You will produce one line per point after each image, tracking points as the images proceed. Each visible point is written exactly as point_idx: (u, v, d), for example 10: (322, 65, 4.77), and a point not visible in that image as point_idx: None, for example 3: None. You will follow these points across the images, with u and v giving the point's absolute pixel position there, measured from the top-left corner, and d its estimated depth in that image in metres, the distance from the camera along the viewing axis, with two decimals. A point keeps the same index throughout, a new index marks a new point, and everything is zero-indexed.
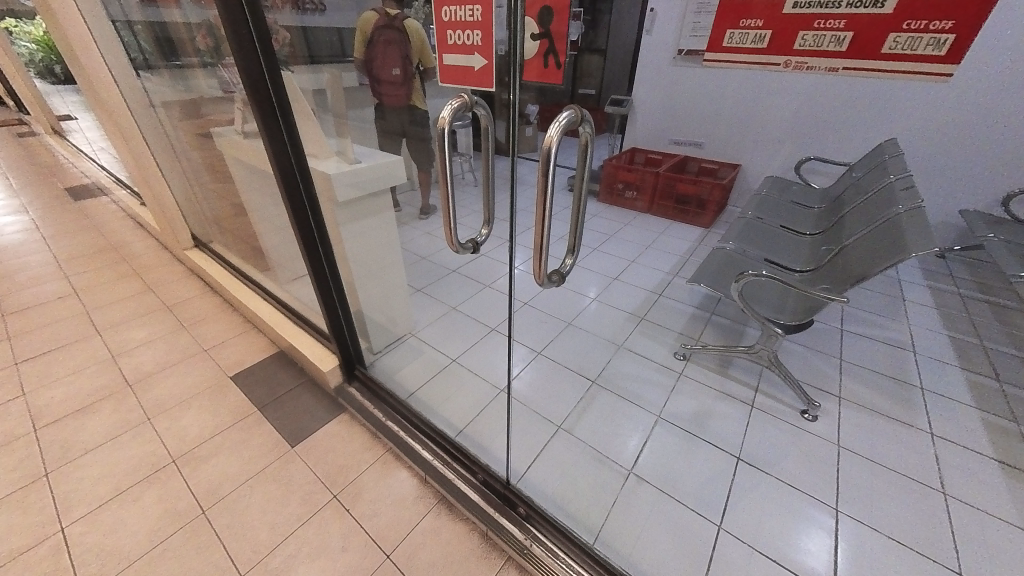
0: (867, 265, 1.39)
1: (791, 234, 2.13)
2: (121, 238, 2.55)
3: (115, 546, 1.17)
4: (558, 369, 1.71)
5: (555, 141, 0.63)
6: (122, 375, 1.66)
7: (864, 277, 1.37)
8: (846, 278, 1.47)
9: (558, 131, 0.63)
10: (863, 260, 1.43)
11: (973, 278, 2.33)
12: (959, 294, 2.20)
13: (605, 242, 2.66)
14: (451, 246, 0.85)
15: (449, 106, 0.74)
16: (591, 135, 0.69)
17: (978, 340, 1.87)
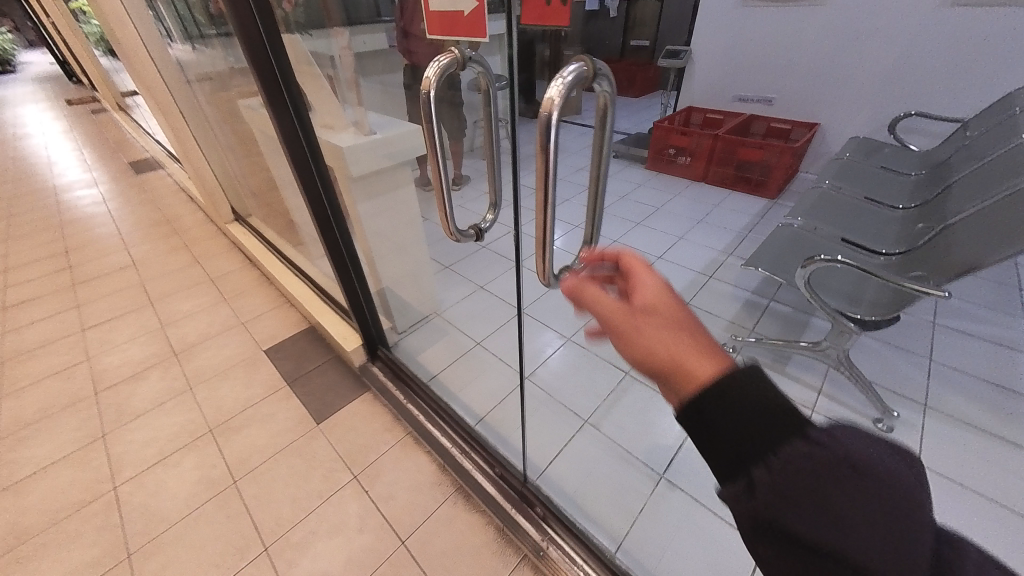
0: (978, 251, 1.12)
1: (876, 209, 1.81)
2: (175, 211, 2.69)
3: (157, 507, 1.24)
4: (588, 357, 1.59)
5: (556, 106, 0.49)
6: (170, 344, 1.76)
7: (978, 266, 1.10)
8: (948, 267, 1.21)
9: (559, 92, 0.48)
10: (971, 245, 1.16)
11: None
12: None
13: (650, 216, 2.43)
14: (450, 234, 0.70)
15: (433, 65, 0.61)
16: (611, 95, 0.53)
17: None
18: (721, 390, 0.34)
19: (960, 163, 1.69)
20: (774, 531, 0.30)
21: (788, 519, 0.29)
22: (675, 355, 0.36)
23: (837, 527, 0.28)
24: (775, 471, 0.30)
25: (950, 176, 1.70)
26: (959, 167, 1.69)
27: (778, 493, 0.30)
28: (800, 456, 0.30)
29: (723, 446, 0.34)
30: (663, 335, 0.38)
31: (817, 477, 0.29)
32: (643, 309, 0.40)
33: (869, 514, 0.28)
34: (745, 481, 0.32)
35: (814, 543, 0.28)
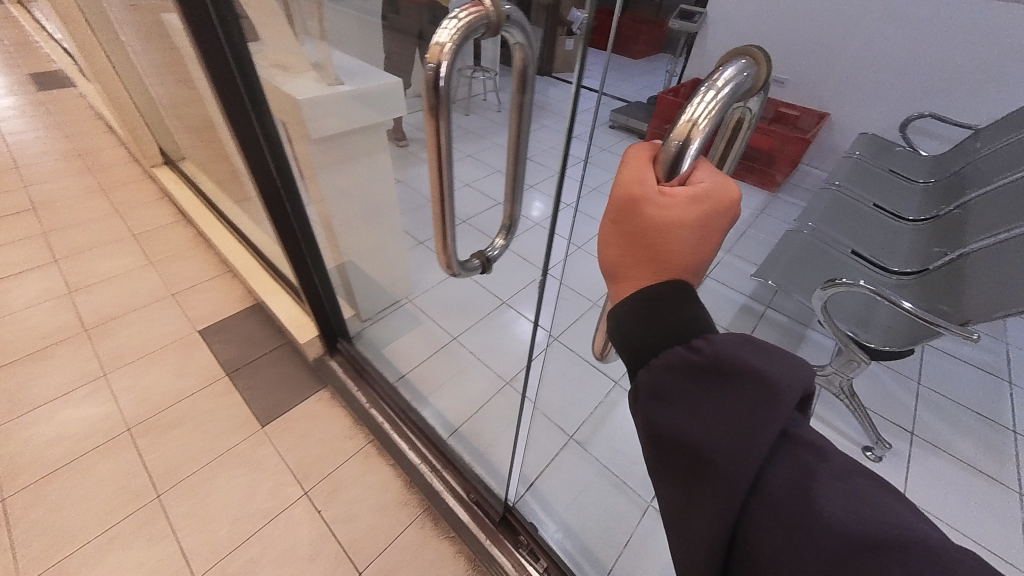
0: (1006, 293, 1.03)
1: (885, 219, 1.72)
2: (92, 144, 2.25)
3: (56, 525, 1.01)
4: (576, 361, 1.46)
5: (702, 135, 0.37)
6: (81, 316, 1.46)
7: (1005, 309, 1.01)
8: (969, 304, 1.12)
9: (717, 107, 0.37)
10: (994, 282, 1.07)
11: None
12: None
13: None
14: (447, 265, 0.54)
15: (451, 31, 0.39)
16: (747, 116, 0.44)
17: None
18: (651, 315, 0.41)
19: (972, 176, 1.60)
20: (650, 428, 0.37)
21: (654, 411, 0.36)
22: (631, 268, 0.44)
23: (686, 417, 0.34)
24: (656, 376, 0.37)
25: (965, 190, 1.58)
26: (974, 181, 1.56)
27: (653, 393, 0.37)
28: (675, 367, 0.36)
29: (639, 348, 0.41)
30: (625, 254, 0.44)
31: (682, 375, 0.36)
32: (643, 222, 0.41)
33: (715, 415, 0.33)
34: (635, 386, 0.39)
35: (676, 436, 0.34)
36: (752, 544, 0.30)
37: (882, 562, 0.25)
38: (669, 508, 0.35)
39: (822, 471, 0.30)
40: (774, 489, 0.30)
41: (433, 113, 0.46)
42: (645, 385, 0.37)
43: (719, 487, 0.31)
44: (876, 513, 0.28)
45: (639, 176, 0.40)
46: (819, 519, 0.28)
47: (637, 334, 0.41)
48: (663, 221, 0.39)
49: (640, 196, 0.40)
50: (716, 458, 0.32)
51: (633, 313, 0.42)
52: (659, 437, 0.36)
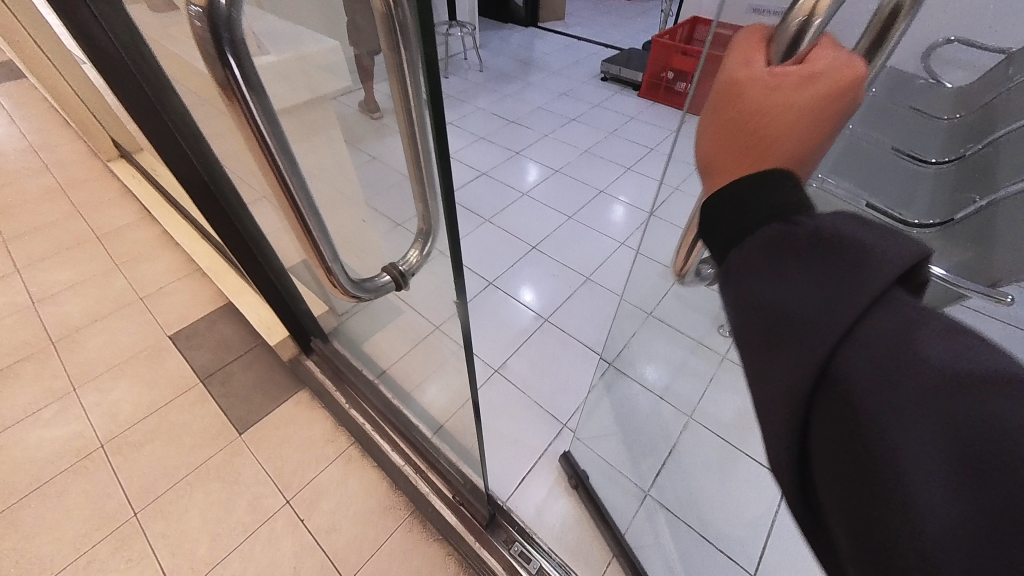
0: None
1: (904, 162, 1.56)
2: (47, 139, 2.12)
3: (33, 552, 0.99)
4: (570, 343, 1.37)
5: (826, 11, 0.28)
6: (47, 329, 1.40)
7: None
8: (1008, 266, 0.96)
9: None
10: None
11: None
12: None
13: (643, 160, 2.15)
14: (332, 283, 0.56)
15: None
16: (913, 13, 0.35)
17: None
18: (729, 207, 0.31)
19: (1005, 104, 1.39)
20: (735, 300, 0.30)
21: (744, 285, 0.30)
22: (713, 170, 0.33)
23: (779, 284, 0.28)
24: (747, 251, 0.30)
25: (993, 127, 1.38)
26: (1002, 116, 1.37)
27: (742, 270, 0.30)
28: (776, 244, 0.28)
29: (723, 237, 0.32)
30: (716, 155, 0.33)
31: (780, 255, 0.28)
32: (742, 115, 0.30)
33: (816, 284, 0.26)
34: (725, 266, 0.32)
35: (764, 302, 0.28)
36: (842, 394, 0.24)
37: (988, 402, 0.21)
38: (746, 371, 0.30)
39: (929, 323, 0.23)
40: (871, 339, 0.24)
41: (228, 90, 0.35)
42: (732, 263, 0.31)
43: (802, 343, 0.25)
44: (996, 360, 0.21)
45: (745, 62, 0.30)
46: (917, 361, 0.22)
47: (717, 226, 0.32)
48: (765, 105, 0.29)
49: (743, 84, 0.30)
50: (801, 319, 0.26)
51: (714, 211, 0.33)
52: (742, 307, 0.30)
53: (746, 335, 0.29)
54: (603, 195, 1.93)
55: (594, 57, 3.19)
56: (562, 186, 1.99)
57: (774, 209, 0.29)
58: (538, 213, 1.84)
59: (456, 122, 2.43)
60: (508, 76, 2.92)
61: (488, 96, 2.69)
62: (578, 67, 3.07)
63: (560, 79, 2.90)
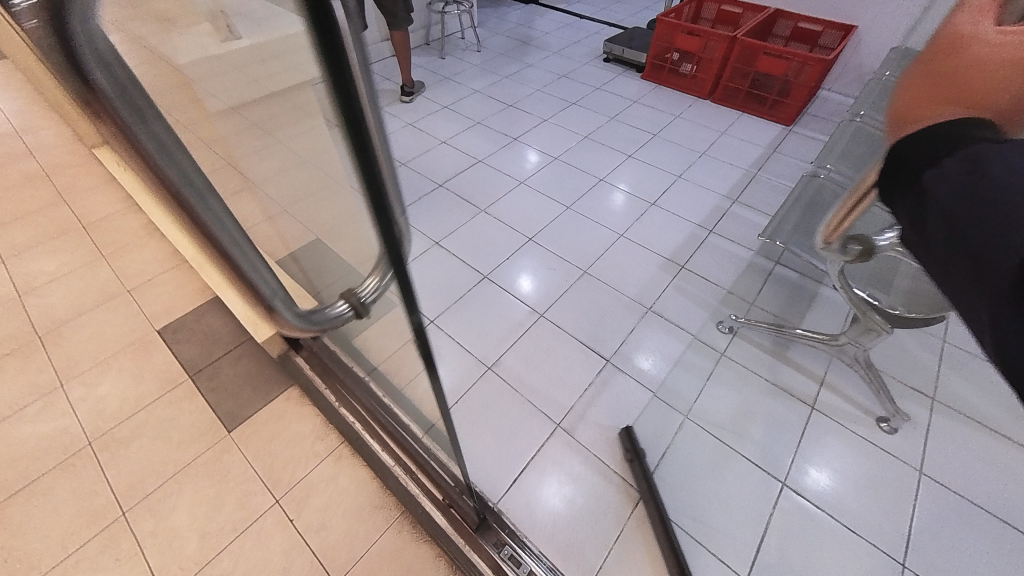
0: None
1: None
2: (29, 123, 2.05)
3: (22, 550, 0.98)
4: (566, 339, 1.34)
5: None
6: (32, 322, 1.37)
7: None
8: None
9: None
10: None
11: None
12: None
13: (645, 146, 2.09)
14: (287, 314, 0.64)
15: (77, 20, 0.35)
16: None
17: None
18: (924, 140, 0.38)
19: None
20: (928, 215, 0.36)
21: (939, 194, 0.36)
22: (916, 106, 0.39)
23: (977, 181, 0.33)
24: (944, 170, 0.36)
25: None
26: None
27: (936, 182, 0.36)
28: (981, 158, 0.34)
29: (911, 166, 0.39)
30: (919, 92, 0.38)
31: (980, 160, 0.34)
32: (960, 60, 0.36)
33: (1014, 164, 0.31)
34: (918, 189, 0.38)
35: (959, 205, 0.34)
36: None
37: None
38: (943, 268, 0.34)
39: None
40: None
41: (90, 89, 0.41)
42: (928, 182, 0.37)
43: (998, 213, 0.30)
44: None
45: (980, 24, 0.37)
46: None
47: (906, 160, 0.39)
48: (984, 51, 0.34)
49: (970, 36, 0.36)
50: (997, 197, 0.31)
51: (906, 144, 0.39)
52: (942, 217, 0.35)
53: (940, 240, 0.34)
54: (603, 184, 1.88)
55: (596, 37, 3.07)
56: (561, 173, 1.93)
57: (966, 139, 0.36)
58: (537, 202, 1.79)
59: (453, 105, 2.35)
60: (507, 57, 2.82)
61: (486, 78, 2.60)
62: (579, 46, 2.95)
63: (561, 60, 2.80)
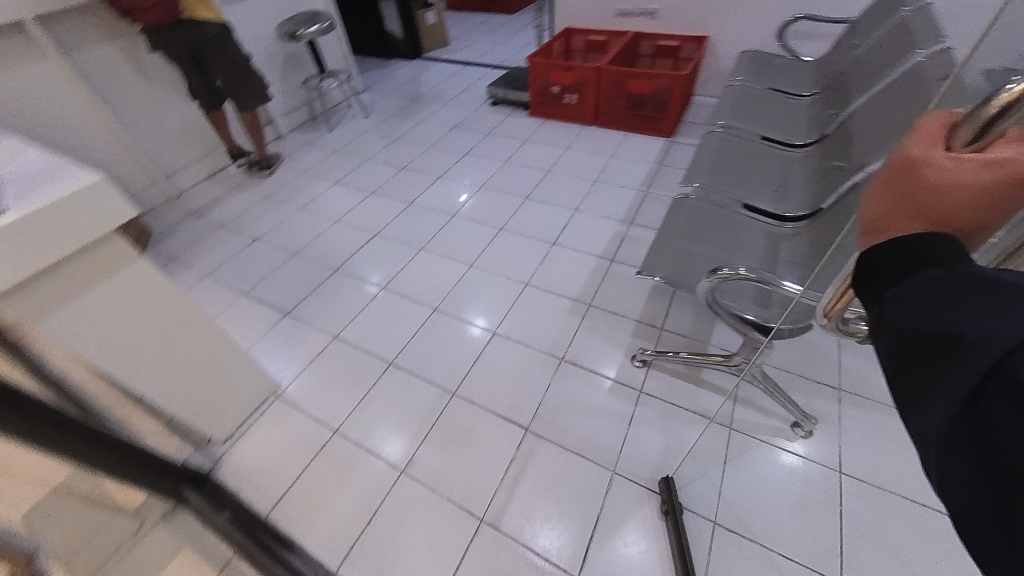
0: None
1: (772, 151, 1.61)
2: None
3: None
4: (481, 413, 1.27)
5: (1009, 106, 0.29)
6: None
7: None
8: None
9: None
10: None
11: None
12: None
13: (541, 184, 2.12)
14: None
15: None
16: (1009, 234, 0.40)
17: None
18: (892, 254, 0.34)
19: (855, 87, 1.55)
20: (892, 334, 0.32)
21: (901, 318, 0.32)
22: (875, 224, 0.36)
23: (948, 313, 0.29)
24: (912, 288, 0.32)
25: (847, 104, 1.52)
26: (855, 94, 1.50)
27: (901, 304, 0.32)
28: (946, 278, 0.30)
29: (874, 273, 0.35)
30: (888, 209, 0.35)
31: (943, 279, 0.30)
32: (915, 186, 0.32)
33: (988, 301, 0.27)
34: (880, 303, 0.34)
35: (922, 330, 0.30)
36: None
37: None
38: (912, 405, 0.31)
39: None
40: None
41: None
42: (891, 298, 0.33)
43: (964, 357, 0.26)
44: None
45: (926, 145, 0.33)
46: None
47: (875, 274, 0.35)
48: (932, 181, 0.31)
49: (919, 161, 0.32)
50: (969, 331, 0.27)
51: (875, 257, 0.36)
52: (899, 340, 0.31)
53: (903, 362, 0.31)
54: (503, 232, 1.87)
55: (483, 81, 3.16)
56: (462, 229, 1.91)
57: (931, 256, 0.32)
58: (439, 265, 1.75)
59: (345, 179, 2.30)
60: (398, 117, 2.83)
61: (378, 143, 2.58)
62: (468, 93, 3.02)
63: (452, 110, 2.84)
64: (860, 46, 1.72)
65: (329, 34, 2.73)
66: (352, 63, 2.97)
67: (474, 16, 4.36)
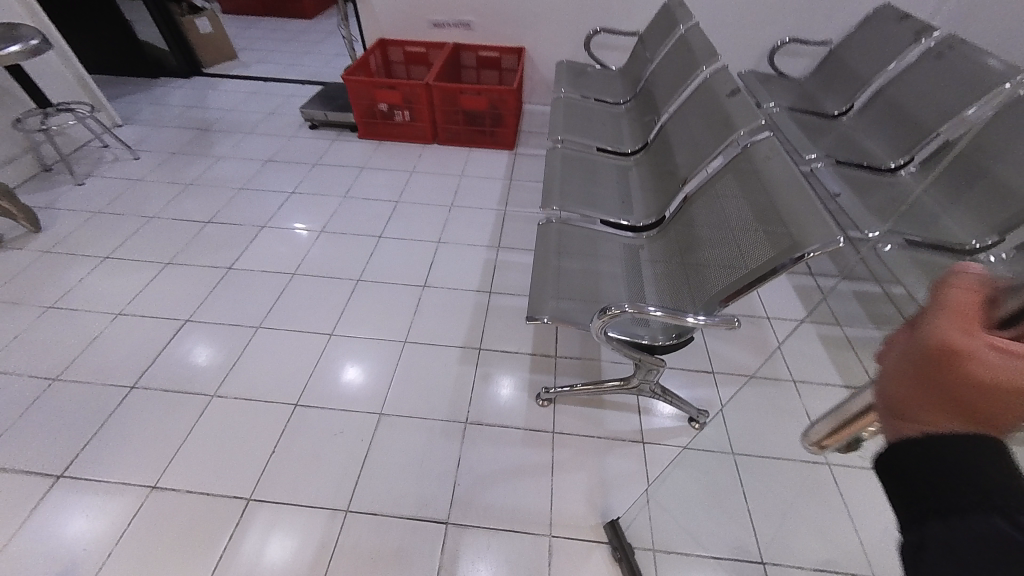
0: (779, 217, 0.90)
1: (609, 161, 1.72)
2: None
3: None
4: (390, 520, 1.06)
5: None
6: None
7: (800, 222, 0.84)
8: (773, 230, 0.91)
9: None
10: (726, 234, 1.05)
11: (794, 92, 2.21)
12: (796, 117, 2.05)
13: (394, 218, 1.92)
14: None
15: None
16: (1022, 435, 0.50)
17: (851, 183, 1.66)
18: (924, 460, 0.30)
19: (660, 96, 1.75)
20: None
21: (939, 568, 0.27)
22: (906, 408, 0.32)
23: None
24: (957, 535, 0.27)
25: (658, 113, 1.71)
26: (663, 104, 1.69)
27: (936, 545, 0.28)
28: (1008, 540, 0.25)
29: (911, 483, 0.31)
30: (922, 394, 0.31)
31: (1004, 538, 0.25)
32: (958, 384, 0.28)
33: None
34: (919, 535, 0.30)
35: None
36: None
37: None
38: None
39: None
40: None
41: None
42: (935, 540, 0.28)
43: None
44: None
45: (960, 331, 0.28)
46: None
47: (908, 476, 0.31)
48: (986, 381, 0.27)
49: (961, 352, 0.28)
50: None
51: (903, 453, 0.32)
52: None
53: None
54: (363, 282, 1.63)
55: (294, 101, 2.73)
56: (310, 288, 1.60)
57: (976, 491, 0.28)
58: (290, 342, 1.42)
59: (122, 249, 1.72)
60: (186, 154, 2.24)
61: (165, 193, 2.00)
62: (278, 116, 2.56)
63: (261, 139, 2.37)
64: (653, 60, 1.97)
65: (45, 53, 2.00)
66: (95, 89, 2.23)
67: (262, 22, 3.74)
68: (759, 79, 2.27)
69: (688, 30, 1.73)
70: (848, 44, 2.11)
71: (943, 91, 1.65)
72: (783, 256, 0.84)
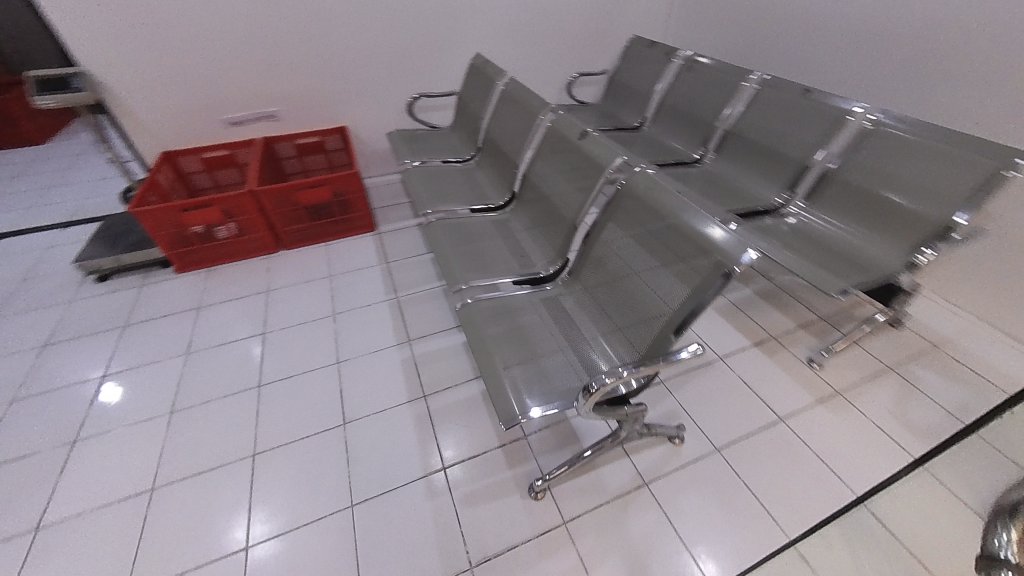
0: (691, 242, 1.00)
1: (486, 219, 1.71)
2: None
3: None
4: None
5: None
6: None
7: (713, 243, 0.95)
8: (691, 254, 1.00)
9: None
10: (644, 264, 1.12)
11: (598, 113, 2.57)
12: (611, 133, 2.37)
13: (269, 353, 1.58)
14: None
15: None
16: None
17: (675, 177, 1.97)
18: None
19: (507, 146, 1.83)
20: None
21: None
22: None
23: None
24: None
25: (513, 162, 1.78)
26: (514, 152, 1.76)
27: None
28: None
29: None
30: None
31: None
32: None
33: None
34: None
35: None
36: None
37: None
38: None
39: None
40: None
41: None
42: None
43: None
44: None
45: None
46: None
47: None
48: None
49: None
50: None
51: None
52: None
53: None
54: (263, 452, 1.28)
55: (58, 252, 2.06)
56: (190, 495, 1.19)
57: None
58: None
59: None
60: None
61: None
62: (38, 281, 1.90)
63: (22, 320, 1.72)
64: (484, 114, 2.05)
65: None
66: None
67: None
68: (568, 108, 2.58)
69: (509, 84, 1.85)
70: (622, 68, 2.53)
71: (705, 92, 2.08)
72: (714, 277, 0.93)
